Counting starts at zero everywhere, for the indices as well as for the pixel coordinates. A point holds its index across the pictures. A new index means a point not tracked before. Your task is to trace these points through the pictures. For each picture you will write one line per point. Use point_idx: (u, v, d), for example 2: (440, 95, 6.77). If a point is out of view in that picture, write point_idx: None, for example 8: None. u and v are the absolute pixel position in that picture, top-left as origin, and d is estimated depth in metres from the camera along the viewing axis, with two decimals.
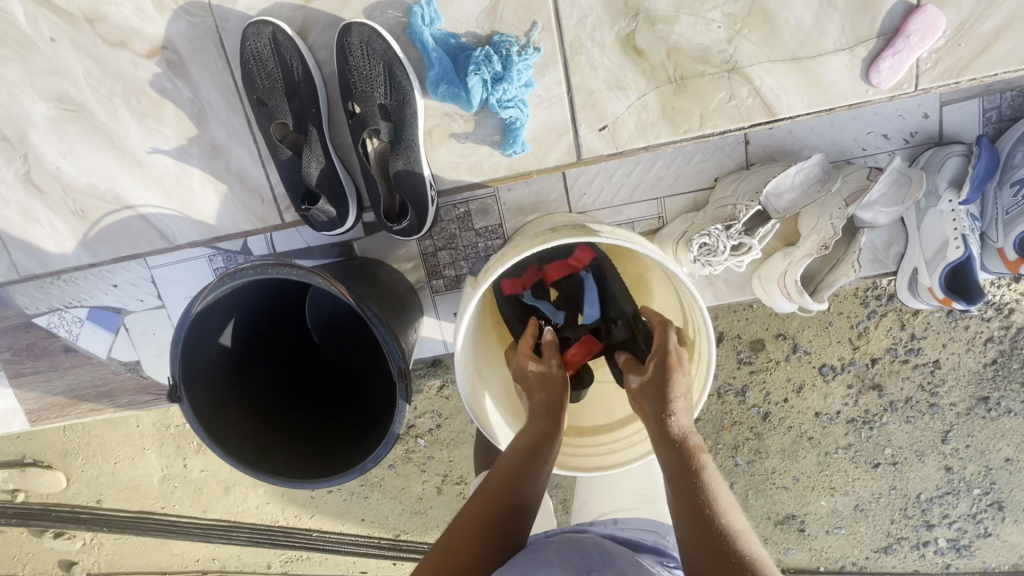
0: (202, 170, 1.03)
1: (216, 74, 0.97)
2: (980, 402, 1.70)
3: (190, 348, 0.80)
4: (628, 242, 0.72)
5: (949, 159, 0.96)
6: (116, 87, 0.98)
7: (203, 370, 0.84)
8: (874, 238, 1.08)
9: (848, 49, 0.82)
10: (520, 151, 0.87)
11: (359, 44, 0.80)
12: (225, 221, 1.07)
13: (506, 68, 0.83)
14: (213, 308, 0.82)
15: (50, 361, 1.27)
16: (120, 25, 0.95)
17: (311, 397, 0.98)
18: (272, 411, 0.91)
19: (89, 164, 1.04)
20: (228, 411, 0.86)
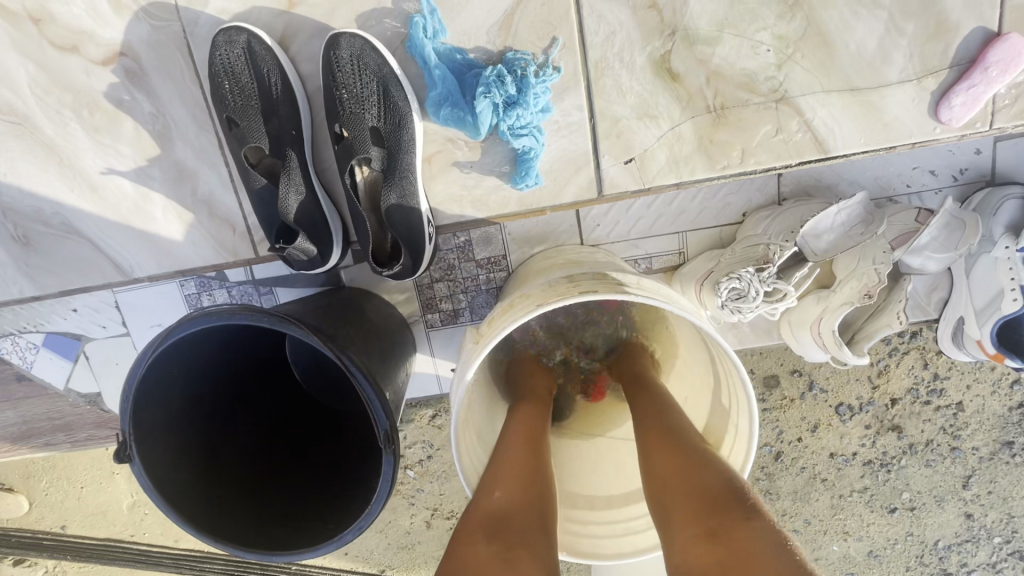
0: (163, 197, 0.92)
1: (181, 87, 0.86)
2: (1004, 447, 1.61)
3: (142, 400, 0.69)
4: (663, 303, 0.60)
5: (1006, 202, 0.87)
6: (65, 98, 0.86)
7: (161, 422, 0.73)
8: (916, 282, 0.98)
9: (915, 81, 0.74)
10: (534, 184, 0.78)
11: (348, 58, 0.71)
12: (189, 251, 0.95)
13: (521, 90, 0.73)
14: (172, 353, 0.71)
15: (2, 390, 1.15)
16: (71, 26, 0.83)
17: (288, 446, 0.87)
18: (243, 466, 0.80)
19: (33, 184, 0.91)
20: (190, 467, 0.75)
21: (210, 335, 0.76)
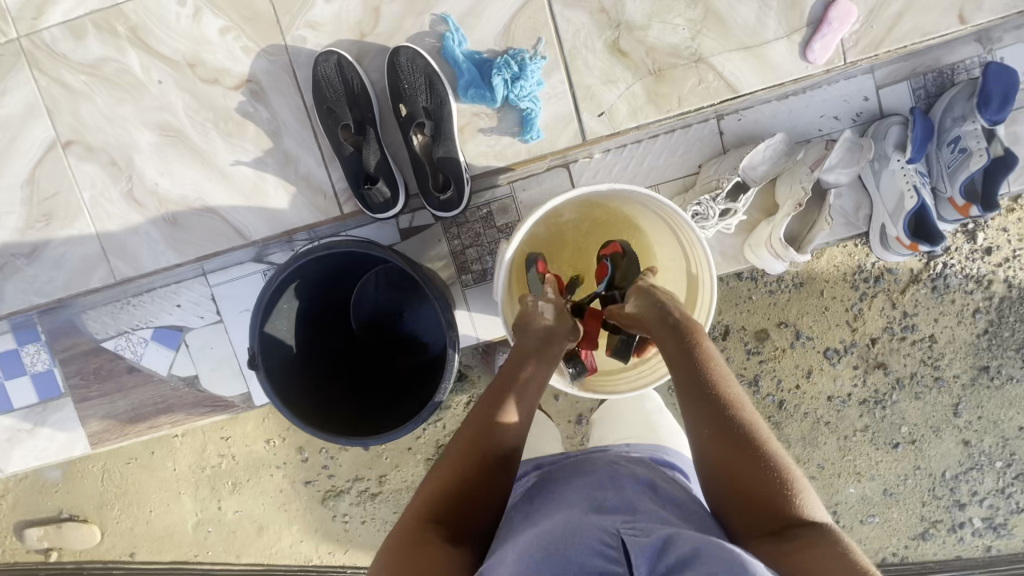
0: (275, 175, 1.19)
1: (288, 97, 1.17)
2: (981, 372, 1.79)
3: (263, 315, 0.93)
4: (624, 185, 0.85)
5: (891, 128, 1.15)
6: (209, 115, 1.18)
7: (270, 339, 0.97)
8: (843, 203, 1.24)
9: (787, 37, 1.14)
10: (537, 137, 1.14)
11: (405, 63, 1.00)
12: (293, 212, 1.21)
13: (522, 71, 1.09)
14: (284, 287, 0.96)
15: (116, 382, 1.40)
16: (215, 66, 1.17)
17: (352, 378, 1.09)
18: (321, 382, 1.03)
19: (182, 176, 1.22)
20: (283, 380, 0.97)
21: (306, 278, 1.00)
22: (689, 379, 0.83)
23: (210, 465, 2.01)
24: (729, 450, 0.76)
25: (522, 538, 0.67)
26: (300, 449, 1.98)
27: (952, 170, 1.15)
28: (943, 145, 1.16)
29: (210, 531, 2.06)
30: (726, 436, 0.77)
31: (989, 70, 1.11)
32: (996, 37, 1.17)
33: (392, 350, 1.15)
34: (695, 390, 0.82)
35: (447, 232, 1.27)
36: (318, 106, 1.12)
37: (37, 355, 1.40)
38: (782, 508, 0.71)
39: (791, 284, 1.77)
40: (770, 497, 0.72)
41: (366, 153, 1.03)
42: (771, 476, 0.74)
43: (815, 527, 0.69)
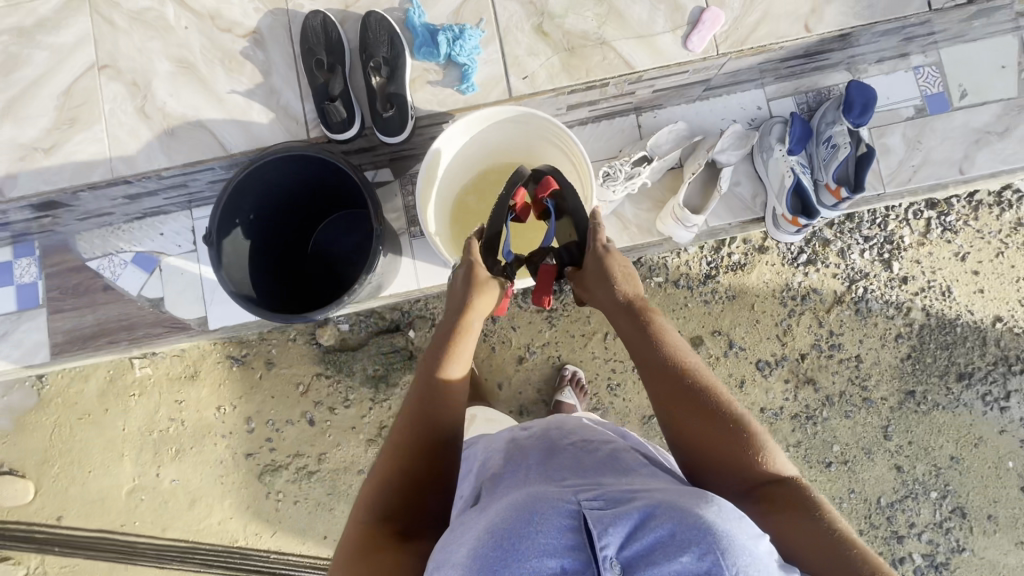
0: None
1: None
2: (908, 396, 1.86)
3: (225, 209, 1.12)
4: (523, 108, 1.12)
5: (774, 126, 1.40)
6: None
7: (226, 233, 1.15)
8: (742, 190, 1.44)
9: None
10: (472, 90, 1.24)
11: (375, 22, 1.22)
12: None
13: (461, 33, 1.22)
14: (247, 192, 1.16)
15: (89, 297, 1.54)
16: None
17: (283, 284, 1.31)
18: (256, 277, 1.24)
19: None
20: (228, 264, 1.16)
21: (268, 191, 1.21)
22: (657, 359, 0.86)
23: (158, 428, 2.05)
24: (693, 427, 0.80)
25: (489, 517, 0.68)
26: (247, 419, 2.03)
27: (827, 162, 1.37)
28: (820, 143, 1.39)
29: (143, 499, 2.05)
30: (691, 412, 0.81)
31: (852, 86, 1.34)
32: (862, 67, 1.44)
33: (326, 278, 1.37)
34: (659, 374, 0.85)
35: (403, 187, 1.48)
36: (290, 46, 1.27)
37: (27, 267, 1.56)
38: (755, 475, 0.77)
39: (724, 295, 1.91)
40: (744, 463, 0.77)
41: (331, 85, 1.20)
42: (741, 445, 0.77)
43: (785, 484, 0.76)
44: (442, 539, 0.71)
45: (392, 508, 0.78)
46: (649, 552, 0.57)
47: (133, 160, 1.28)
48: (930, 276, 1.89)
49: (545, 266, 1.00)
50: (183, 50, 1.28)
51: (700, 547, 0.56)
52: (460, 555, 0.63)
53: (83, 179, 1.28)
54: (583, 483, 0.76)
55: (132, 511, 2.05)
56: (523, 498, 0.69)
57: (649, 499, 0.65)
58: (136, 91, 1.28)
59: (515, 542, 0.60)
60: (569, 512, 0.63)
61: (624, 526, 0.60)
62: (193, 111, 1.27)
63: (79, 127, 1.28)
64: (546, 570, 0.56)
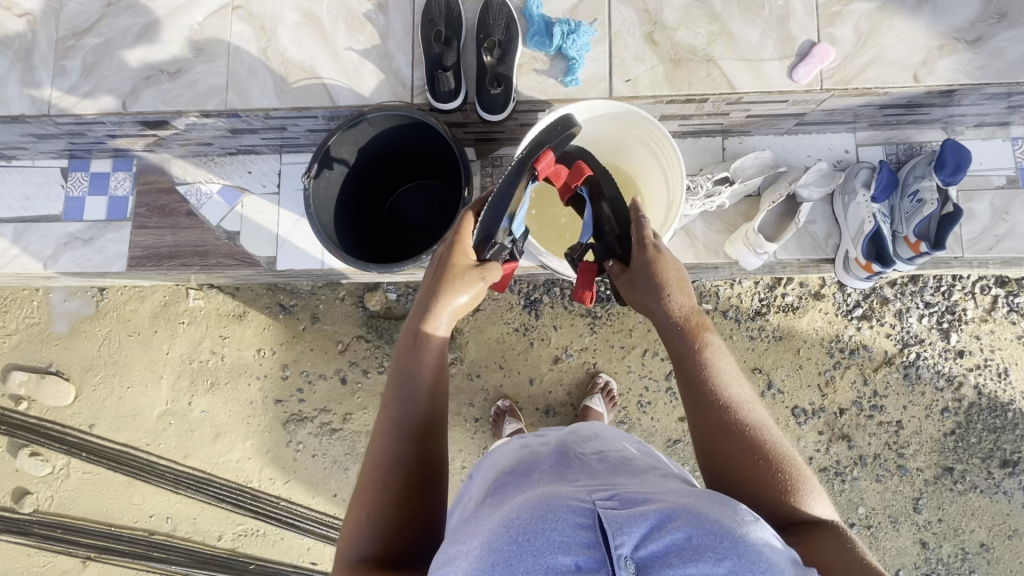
0: None
1: None
2: (945, 473, 1.80)
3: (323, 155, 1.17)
4: (626, 106, 1.14)
5: (861, 170, 1.39)
6: None
7: (320, 178, 1.20)
8: (816, 229, 1.44)
9: None
10: (574, 84, 1.28)
11: (496, 6, 1.28)
12: None
13: (575, 29, 1.26)
14: (343, 141, 1.20)
15: (172, 220, 1.63)
16: None
17: (363, 237, 1.36)
18: (341, 225, 1.29)
19: None
20: (320, 207, 1.21)
21: (361, 144, 1.25)
22: (687, 373, 0.84)
23: (199, 359, 2.13)
24: (712, 443, 0.80)
25: (499, 513, 0.62)
26: (284, 366, 2.09)
27: (909, 216, 1.37)
28: (905, 196, 1.39)
29: (172, 424, 2.12)
30: (711, 429, 0.81)
31: (947, 143, 1.33)
32: (958, 129, 1.43)
33: (397, 239, 1.42)
34: (685, 387, 0.85)
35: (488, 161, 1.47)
36: (411, 14, 1.34)
37: (122, 182, 1.67)
38: (779, 499, 0.75)
39: (771, 335, 1.90)
40: (764, 487, 0.75)
41: (445, 56, 1.26)
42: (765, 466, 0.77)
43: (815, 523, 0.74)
44: (450, 533, 0.65)
45: (383, 523, 0.75)
46: (663, 555, 0.52)
47: (247, 95, 1.36)
48: (988, 354, 1.84)
49: (585, 264, 1.06)
50: (311, 3, 1.36)
51: (717, 553, 0.52)
52: (467, 550, 0.57)
53: (198, 106, 1.37)
54: (594, 483, 0.71)
55: (160, 433, 2.12)
56: (534, 494, 0.64)
57: (666, 502, 0.59)
58: (262, 35, 1.37)
59: (523, 536, 0.54)
60: (581, 507, 0.58)
61: (640, 528, 0.55)
62: (310, 61, 1.35)
63: (205, 58, 1.37)
64: (558, 567, 0.51)
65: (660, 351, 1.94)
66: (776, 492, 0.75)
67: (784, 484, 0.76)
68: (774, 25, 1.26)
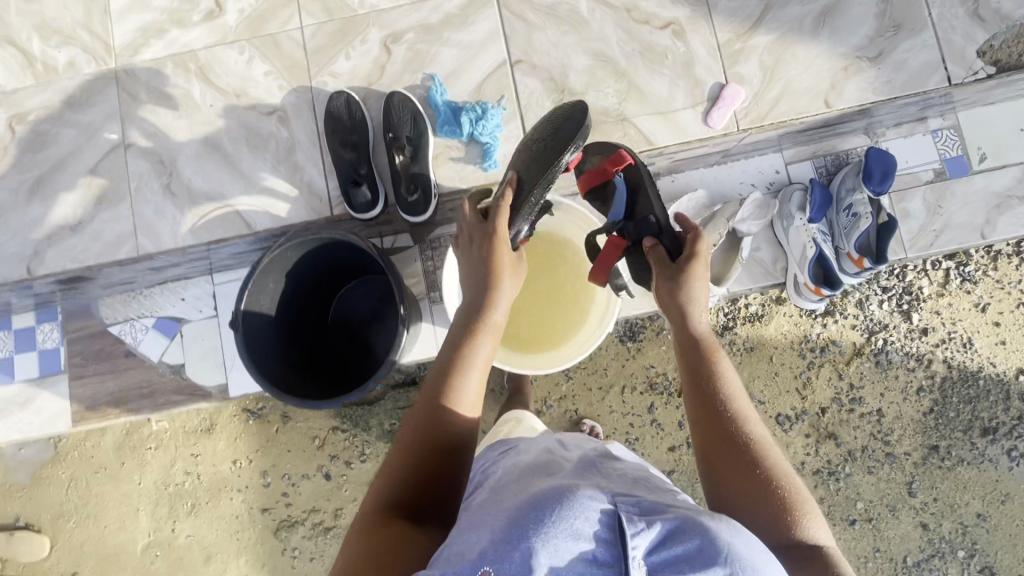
0: None
1: None
2: (931, 451, 1.83)
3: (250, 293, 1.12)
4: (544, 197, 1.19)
5: (794, 193, 1.39)
6: None
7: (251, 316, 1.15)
8: (762, 255, 1.44)
9: None
10: (494, 166, 1.25)
11: (398, 101, 1.23)
12: None
13: (484, 112, 1.23)
14: (270, 273, 1.16)
15: (110, 363, 1.55)
16: None
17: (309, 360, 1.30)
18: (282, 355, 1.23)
19: None
20: (254, 346, 1.15)
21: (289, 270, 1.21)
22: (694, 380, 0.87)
23: (174, 482, 2.04)
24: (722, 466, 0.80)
25: (525, 491, 0.66)
26: (263, 473, 2.01)
27: (849, 231, 1.36)
28: (840, 210, 1.39)
29: (158, 555, 2.03)
30: (725, 442, 0.80)
31: (870, 151, 1.36)
32: (879, 132, 1.44)
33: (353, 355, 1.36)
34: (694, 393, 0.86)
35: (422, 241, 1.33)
36: (313, 123, 1.28)
37: (49, 333, 1.57)
38: (782, 524, 0.74)
39: (742, 348, 1.90)
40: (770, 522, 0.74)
41: (356, 166, 1.21)
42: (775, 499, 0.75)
43: (810, 554, 0.72)
44: (466, 517, 0.66)
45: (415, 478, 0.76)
46: (674, 562, 0.54)
47: (158, 236, 1.28)
48: (951, 327, 1.87)
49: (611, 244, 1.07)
50: (209, 128, 1.29)
51: (720, 561, 0.54)
52: (488, 522, 0.60)
53: (109, 256, 1.29)
54: (618, 483, 0.74)
55: (148, 566, 2.03)
56: (557, 484, 0.66)
57: (678, 508, 0.62)
58: (162, 169, 1.30)
59: (549, 518, 0.57)
60: (604, 504, 0.61)
61: (657, 532, 0.57)
62: (217, 188, 1.28)
63: (106, 205, 1.30)
64: (580, 555, 0.54)
65: (639, 385, 1.92)
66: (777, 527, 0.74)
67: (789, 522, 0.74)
68: (681, 72, 1.23)
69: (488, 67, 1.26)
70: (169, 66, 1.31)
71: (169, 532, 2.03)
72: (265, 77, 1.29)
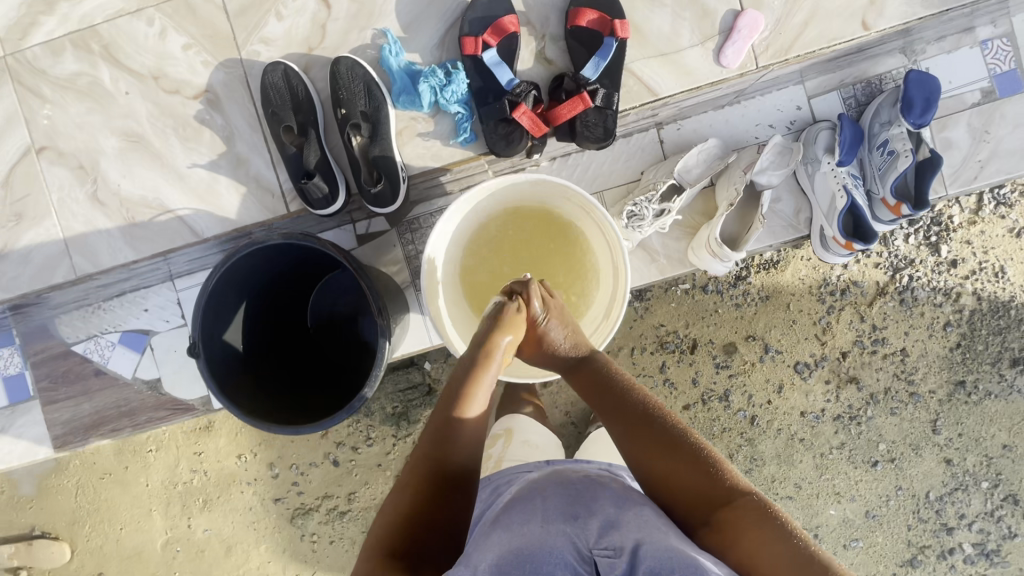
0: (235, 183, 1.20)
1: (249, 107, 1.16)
2: (957, 387, 1.55)
3: (214, 295, 0.97)
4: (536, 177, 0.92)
5: (821, 133, 1.20)
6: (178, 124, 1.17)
7: (215, 319, 0.99)
8: (783, 207, 1.27)
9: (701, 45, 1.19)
10: (470, 139, 1.05)
11: (345, 70, 1.02)
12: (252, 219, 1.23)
13: (449, 77, 1.03)
14: (234, 275, 0.99)
15: (82, 385, 1.44)
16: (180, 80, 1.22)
17: (290, 360, 1.15)
18: (254, 355, 1.08)
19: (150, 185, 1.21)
20: (218, 348, 1.00)
21: (256, 270, 1.04)
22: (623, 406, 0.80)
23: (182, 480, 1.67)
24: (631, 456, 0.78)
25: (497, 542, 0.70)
26: (270, 465, 1.65)
27: (882, 173, 1.19)
28: (874, 148, 1.21)
29: (179, 550, 1.70)
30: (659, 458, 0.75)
31: (909, 78, 1.15)
32: (920, 47, 1.22)
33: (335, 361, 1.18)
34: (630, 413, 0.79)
35: (402, 237, 1.28)
36: (250, 104, 1.07)
37: (9, 358, 1.45)
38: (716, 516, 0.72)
39: (757, 297, 1.55)
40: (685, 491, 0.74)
41: (306, 154, 1.02)
42: (696, 467, 0.74)
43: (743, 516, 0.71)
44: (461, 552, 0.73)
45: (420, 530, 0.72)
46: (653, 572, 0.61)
47: (95, 255, 1.12)
48: (982, 256, 1.52)
49: (576, 99, 0.99)
50: (129, 121, 1.09)
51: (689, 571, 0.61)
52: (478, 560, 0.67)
53: (43, 281, 1.13)
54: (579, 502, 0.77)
55: (99, 550, 1.72)
56: (523, 527, 0.72)
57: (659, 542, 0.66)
58: (84, 175, 1.11)
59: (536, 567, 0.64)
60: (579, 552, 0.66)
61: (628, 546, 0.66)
62: (152, 192, 1.10)
63: (28, 223, 1.12)
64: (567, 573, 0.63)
65: (648, 344, 1.57)
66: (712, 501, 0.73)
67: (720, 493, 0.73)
68: None
69: (450, 16, 1.05)
70: (68, 48, 1.09)
71: (102, 496, 1.69)
72: (185, 52, 1.08)
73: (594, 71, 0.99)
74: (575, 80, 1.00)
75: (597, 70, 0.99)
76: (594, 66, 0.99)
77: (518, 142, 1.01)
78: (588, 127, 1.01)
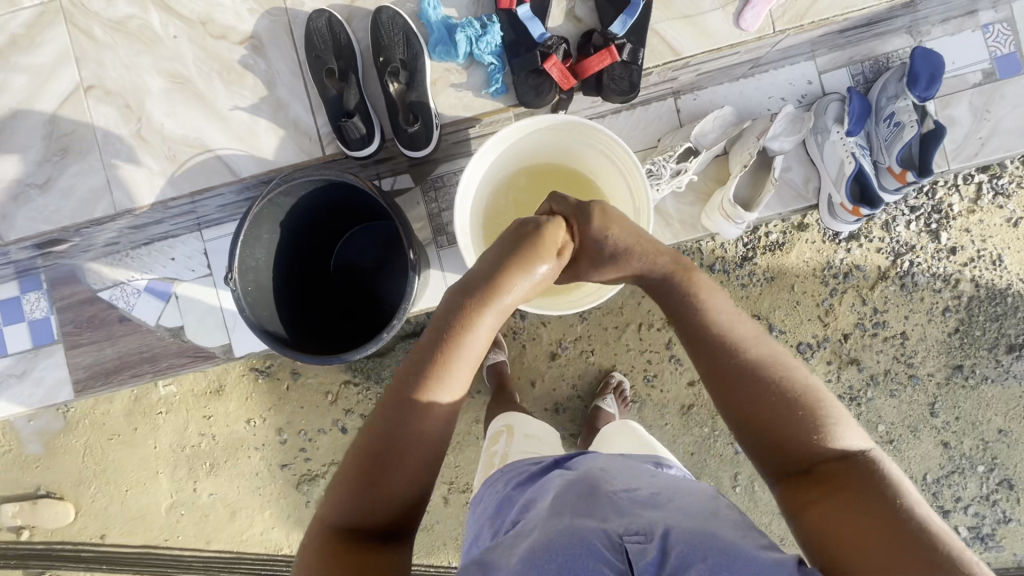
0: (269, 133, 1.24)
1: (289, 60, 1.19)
2: (956, 372, 1.47)
3: (253, 229, 1.02)
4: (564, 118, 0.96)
5: (830, 104, 1.27)
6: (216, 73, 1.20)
7: (252, 253, 1.05)
8: (793, 176, 1.33)
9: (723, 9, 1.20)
10: (501, 91, 1.11)
11: (387, 19, 1.08)
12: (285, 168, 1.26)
13: (484, 29, 1.08)
14: (272, 212, 1.05)
15: (106, 330, 1.46)
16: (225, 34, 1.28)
17: (316, 303, 1.22)
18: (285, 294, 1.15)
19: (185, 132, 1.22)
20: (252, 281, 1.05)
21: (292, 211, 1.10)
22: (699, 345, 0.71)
23: (189, 445, 1.58)
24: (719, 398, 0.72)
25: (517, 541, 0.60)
26: (278, 431, 1.55)
27: (889, 143, 1.26)
28: (880, 121, 1.27)
29: (184, 514, 1.60)
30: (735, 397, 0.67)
31: (916, 53, 1.22)
32: (925, 29, 1.30)
33: (362, 304, 1.26)
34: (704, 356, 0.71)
35: (425, 196, 1.33)
36: (292, 50, 1.13)
37: (36, 302, 1.48)
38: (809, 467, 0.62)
39: (762, 280, 1.41)
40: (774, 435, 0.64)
41: (346, 96, 1.08)
42: (786, 424, 0.64)
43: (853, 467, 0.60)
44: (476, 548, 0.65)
45: (383, 501, 0.65)
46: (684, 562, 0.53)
47: (137, 192, 1.17)
48: (980, 245, 1.44)
49: (602, 54, 1.05)
50: (175, 63, 1.15)
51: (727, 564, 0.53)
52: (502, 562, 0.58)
53: (85, 215, 1.18)
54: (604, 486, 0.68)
55: (102, 513, 1.61)
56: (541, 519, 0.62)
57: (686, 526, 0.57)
58: (130, 114, 1.16)
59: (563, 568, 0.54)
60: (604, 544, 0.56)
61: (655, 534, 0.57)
62: (193, 131, 1.15)
63: (73, 157, 1.17)
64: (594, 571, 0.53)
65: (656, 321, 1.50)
66: (801, 460, 0.63)
67: (817, 453, 0.62)
68: None
69: None
70: None
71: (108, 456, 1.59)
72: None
73: (621, 28, 1.06)
74: (603, 35, 1.06)
75: (625, 27, 1.06)
76: (621, 23, 1.06)
77: (548, 91, 1.07)
78: (614, 80, 1.07)
